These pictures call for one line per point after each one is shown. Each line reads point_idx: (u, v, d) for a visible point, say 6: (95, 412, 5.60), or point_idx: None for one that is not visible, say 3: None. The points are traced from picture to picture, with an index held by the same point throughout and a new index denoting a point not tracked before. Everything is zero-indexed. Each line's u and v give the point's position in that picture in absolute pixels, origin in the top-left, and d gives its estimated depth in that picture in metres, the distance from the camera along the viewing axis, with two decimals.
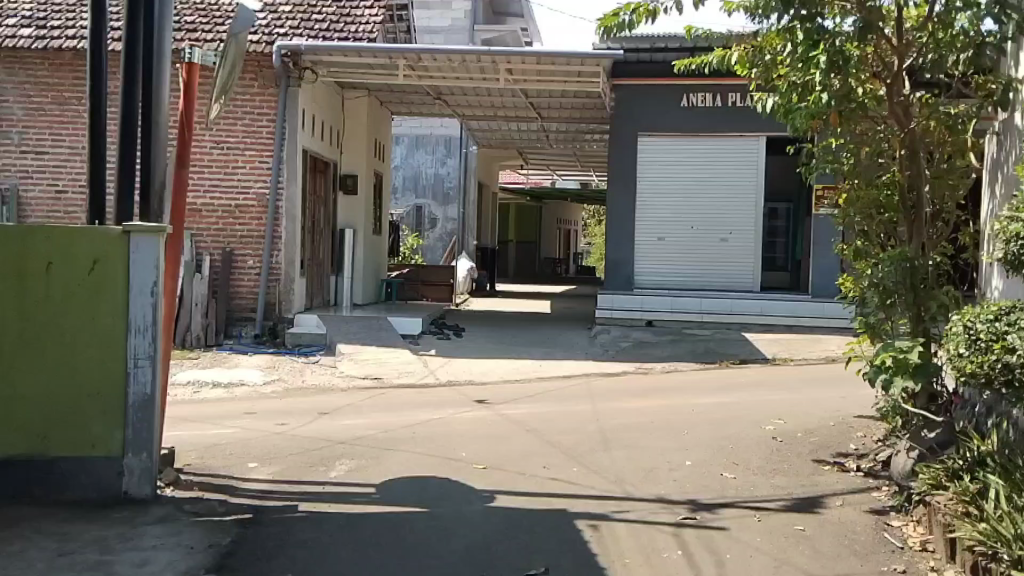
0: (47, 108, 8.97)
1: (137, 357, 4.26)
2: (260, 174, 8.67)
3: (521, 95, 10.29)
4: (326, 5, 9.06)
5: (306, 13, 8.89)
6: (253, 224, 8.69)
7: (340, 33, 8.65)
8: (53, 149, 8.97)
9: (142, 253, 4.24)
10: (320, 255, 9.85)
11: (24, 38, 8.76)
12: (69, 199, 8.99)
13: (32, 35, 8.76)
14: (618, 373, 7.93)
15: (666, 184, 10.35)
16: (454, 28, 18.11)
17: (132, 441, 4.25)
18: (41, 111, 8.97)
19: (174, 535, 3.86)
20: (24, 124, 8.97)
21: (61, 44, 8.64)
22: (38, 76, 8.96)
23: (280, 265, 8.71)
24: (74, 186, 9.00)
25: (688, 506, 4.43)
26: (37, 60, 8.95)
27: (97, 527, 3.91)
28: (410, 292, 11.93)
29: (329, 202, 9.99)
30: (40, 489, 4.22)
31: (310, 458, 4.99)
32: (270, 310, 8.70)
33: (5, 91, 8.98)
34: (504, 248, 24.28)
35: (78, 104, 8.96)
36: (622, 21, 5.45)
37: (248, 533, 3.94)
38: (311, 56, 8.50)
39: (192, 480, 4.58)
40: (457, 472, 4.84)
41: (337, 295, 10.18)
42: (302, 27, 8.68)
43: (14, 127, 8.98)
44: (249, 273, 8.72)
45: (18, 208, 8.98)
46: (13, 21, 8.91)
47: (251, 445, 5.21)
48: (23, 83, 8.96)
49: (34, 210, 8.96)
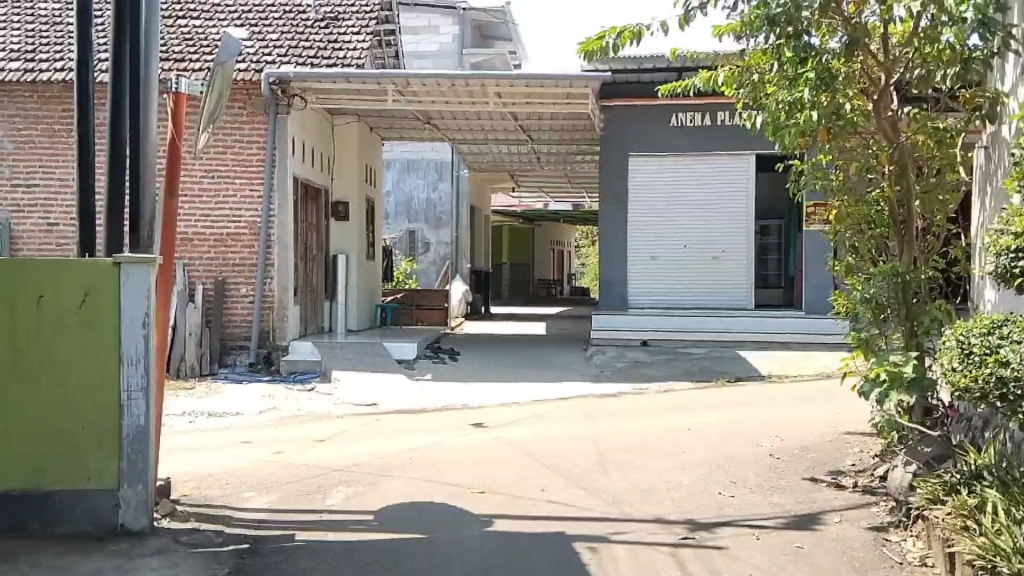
0: (37, 141, 8.97)
1: (130, 388, 4.23)
2: (252, 202, 8.68)
3: (510, 118, 10.35)
4: (314, 32, 9.11)
5: (295, 41, 8.94)
6: (245, 253, 8.68)
7: (328, 59, 8.69)
8: (43, 181, 8.96)
9: (133, 284, 4.22)
10: (314, 283, 9.84)
11: (12, 71, 8.76)
12: (61, 231, 8.97)
13: (19, 68, 8.74)
14: (614, 393, 7.91)
15: (657, 203, 10.39)
16: (442, 52, 18.36)
17: (128, 473, 4.21)
18: (30, 144, 8.97)
19: (171, 567, 3.82)
20: (14, 157, 8.96)
21: (49, 77, 8.66)
22: (27, 110, 8.97)
23: (274, 293, 8.68)
24: (65, 219, 8.98)
25: (686, 525, 4.40)
26: (27, 93, 8.95)
27: (93, 560, 3.86)
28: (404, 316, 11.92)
29: (322, 229, 9.98)
30: (36, 523, 4.17)
31: (307, 486, 4.95)
32: (265, 338, 8.65)
33: None
34: (500, 270, 24.29)
35: (69, 137, 8.97)
36: (607, 43, 5.49)
37: (246, 563, 3.89)
38: (299, 84, 8.52)
39: (189, 511, 4.53)
40: (454, 497, 4.81)
41: (331, 320, 10.17)
42: (290, 55, 8.71)
43: (4, 161, 8.97)
44: (243, 301, 8.70)
45: (8, 242, 8.96)
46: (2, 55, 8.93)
47: (248, 474, 5.16)
48: (12, 118, 8.96)
49: (25, 243, 8.94)
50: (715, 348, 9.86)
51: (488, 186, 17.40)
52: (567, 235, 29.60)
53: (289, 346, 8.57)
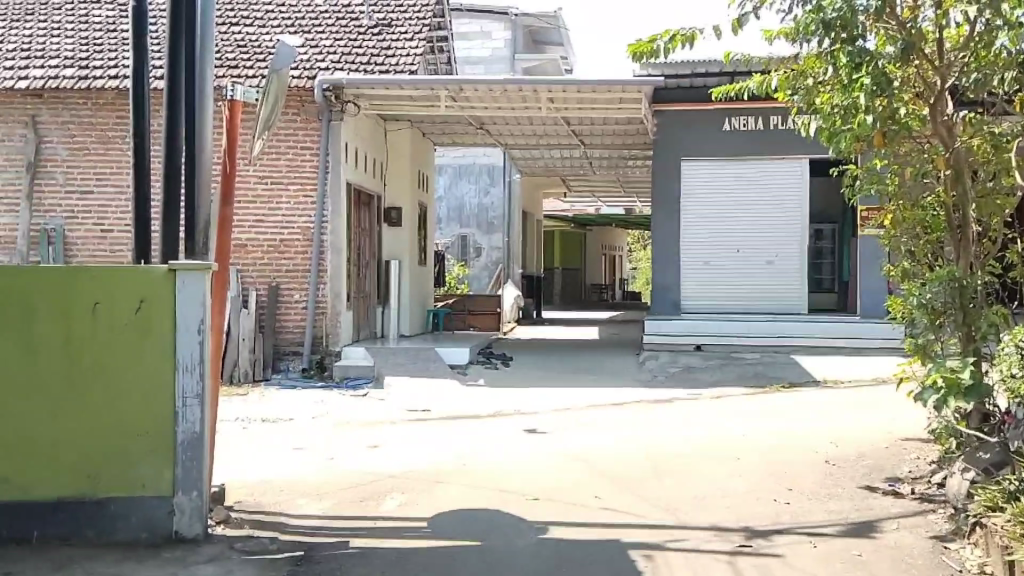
0: (92, 147, 9.17)
1: (185, 396, 4.25)
2: (305, 208, 8.75)
3: (562, 123, 10.28)
4: (367, 39, 9.15)
5: (347, 48, 8.99)
6: (299, 259, 8.75)
7: (381, 66, 8.75)
8: (99, 189, 9.16)
9: (189, 292, 4.24)
10: (366, 289, 9.87)
11: (66, 78, 8.96)
12: (116, 237, 9.16)
13: (74, 76, 8.96)
14: (668, 399, 7.77)
15: (710, 207, 10.20)
16: (493, 57, 18.36)
17: (183, 480, 4.23)
18: (85, 150, 9.18)
19: (225, 574, 3.82)
20: (68, 164, 9.18)
21: (102, 84, 8.86)
22: (81, 117, 9.17)
23: (327, 298, 8.73)
24: (120, 225, 9.17)
25: (745, 534, 4.26)
26: (80, 100, 9.15)
27: (148, 568, 3.88)
28: (456, 323, 11.88)
29: (374, 234, 10.07)
30: (90, 531, 4.19)
31: (359, 493, 4.93)
32: (318, 343, 8.70)
33: (51, 132, 9.18)
34: (552, 275, 24.23)
35: (123, 143, 9.15)
36: (657, 45, 5.37)
37: (298, 570, 3.88)
38: (352, 91, 8.57)
39: (242, 518, 4.54)
40: (506, 504, 4.74)
41: (383, 327, 10.15)
42: (342, 62, 8.77)
43: (59, 168, 9.18)
44: (296, 306, 8.76)
45: (63, 249, 9.15)
46: (56, 63, 9.13)
47: (299, 480, 5.15)
48: (66, 125, 9.17)
49: (82, 249, 9.14)
50: (769, 353, 9.61)
51: (539, 192, 17.34)
52: (620, 239, 29.43)
53: (341, 352, 8.62)
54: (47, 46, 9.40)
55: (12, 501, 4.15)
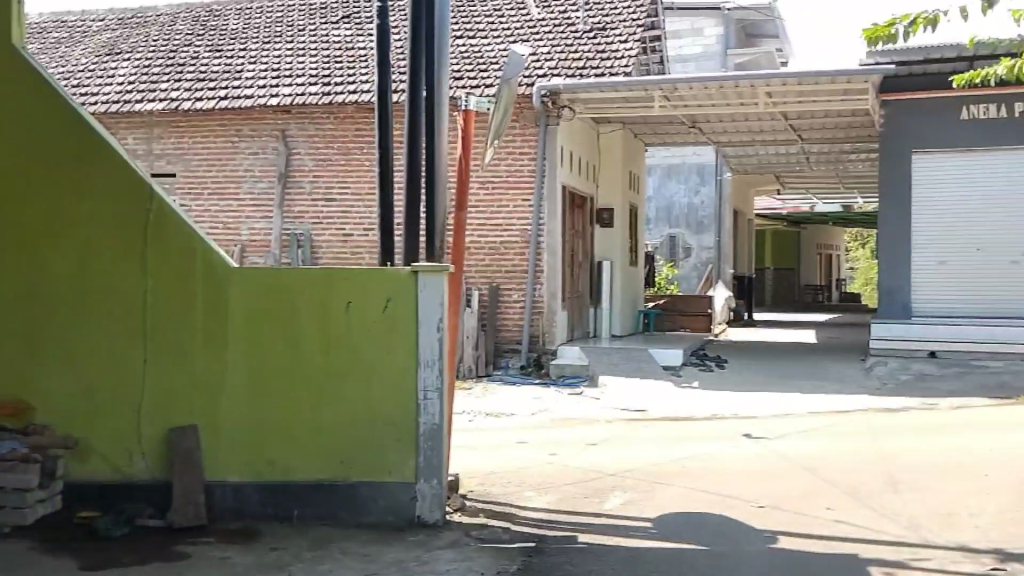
0: (334, 158, 9.95)
1: (426, 389, 4.56)
2: (524, 212, 9.05)
3: (779, 118, 9.96)
4: (583, 43, 9.33)
5: (565, 54, 9.16)
6: (518, 261, 9.06)
7: (596, 70, 8.85)
8: (339, 195, 9.95)
9: (430, 292, 4.54)
10: (580, 289, 10.09)
11: (312, 95, 9.80)
12: (354, 241, 9.91)
13: (319, 92, 9.80)
14: (898, 408, 7.34)
15: (943, 203, 9.51)
16: (704, 54, 17.85)
17: (424, 467, 4.53)
18: (328, 161, 9.97)
19: (466, 560, 4.05)
20: (314, 173, 10.01)
21: (344, 99, 9.61)
22: (325, 129, 9.96)
23: (543, 298, 9.02)
24: (358, 229, 9.91)
25: (1002, 559, 3.96)
26: (324, 114, 9.95)
27: (396, 549, 4.19)
28: (668, 324, 11.81)
29: (587, 236, 10.29)
30: (344, 512, 4.56)
31: (584, 489, 5.04)
32: (535, 342, 9.02)
33: (298, 145, 10.04)
34: (761, 275, 23.46)
35: (361, 154, 9.88)
36: (896, 30, 5.08)
37: (533, 561, 4.04)
38: (570, 95, 8.73)
39: (476, 507, 4.79)
40: (732, 510, 4.68)
41: (596, 327, 10.32)
42: (559, 68, 8.99)
43: (306, 177, 10.04)
44: (516, 305, 9.08)
45: (312, 251, 10.01)
46: (303, 81, 10.00)
47: (528, 474, 5.35)
48: (311, 137, 10.00)
49: (324, 252, 9.96)
50: (1017, 362, 8.81)
51: (749, 189, 16.84)
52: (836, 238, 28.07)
53: (558, 350, 8.91)
54: (294, 65, 10.30)
55: (276, 481, 4.57)
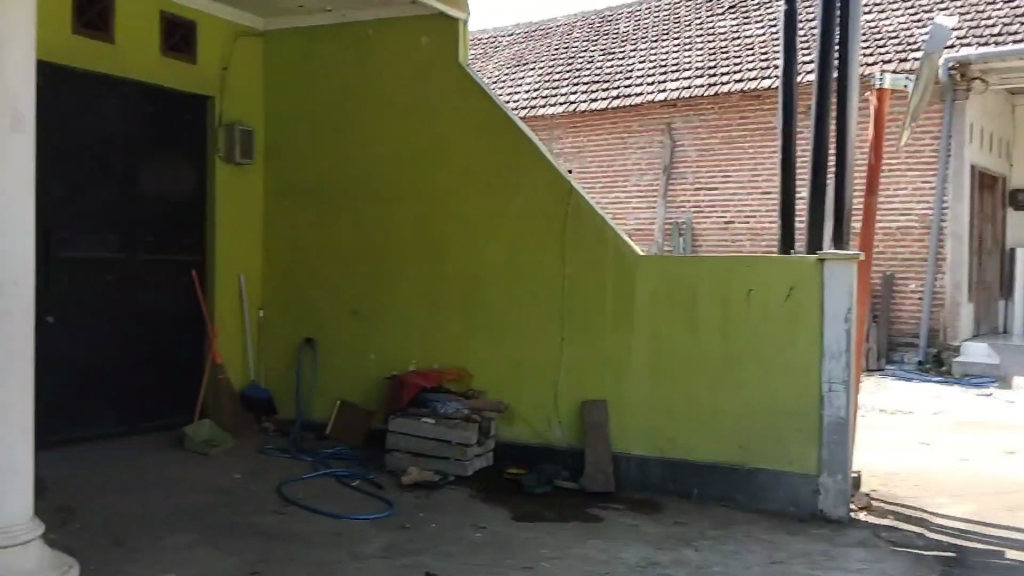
0: (716, 149, 10.18)
1: (831, 380, 4.41)
2: (923, 195, 9.09)
3: None
4: (994, 10, 8.86)
5: (973, 21, 8.84)
6: (915, 247, 9.14)
7: (1012, 35, 8.45)
8: (721, 184, 10.21)
9: (837, 281, 4.38)
10: (989, 280, 9.71)
11: (698, 87, 10.09)
12: (734, 228, 10.12)
13: (705, 84, 10.06)
14: None
15: None
16: None
17: (828, 461, 4.40)
18: (711, 151, 10.21)
19: (878, 561, 3.88)
20: (697, 164, 10.32)
21: (728, 89, 9.81)
22: (708, 120, 10.19)
23: (945, 290, 8.93)
24: (739, 218, 10.12)
25: None
26: (708, 105, 10.16)
27: (800, 541, 4.14)
28: None
29: (998, 221, 9.84)
30: (743, 496, 4.58)
31: (1010, 504, 4.57)
32: (934, 337, 8.96)
33: (681, 136, 10.38)
34: None
35: (744, 142, 9.98)
36: None
37: (955, 573, 3.75)
38: (980, 66, 8.40)
39: (883, 509, 4.58)
40: None
41: (1006, 322, 9.91)
42: (967, 35, 8.65)
43: (689, 167, 10.39)
44: (912, 296, 9.18)
45: (693, 239, 10.37)
46: (689, 73, 10.32)
47: (939, 482, 4.98)
48: (694, 129, 10.29)
49: (706, 240, 10.29)
50: None
51: None
52: None
53: (960, 346, 8.68)
54: (681, 59, 10.64)
55: (676, 459, 4.73)
